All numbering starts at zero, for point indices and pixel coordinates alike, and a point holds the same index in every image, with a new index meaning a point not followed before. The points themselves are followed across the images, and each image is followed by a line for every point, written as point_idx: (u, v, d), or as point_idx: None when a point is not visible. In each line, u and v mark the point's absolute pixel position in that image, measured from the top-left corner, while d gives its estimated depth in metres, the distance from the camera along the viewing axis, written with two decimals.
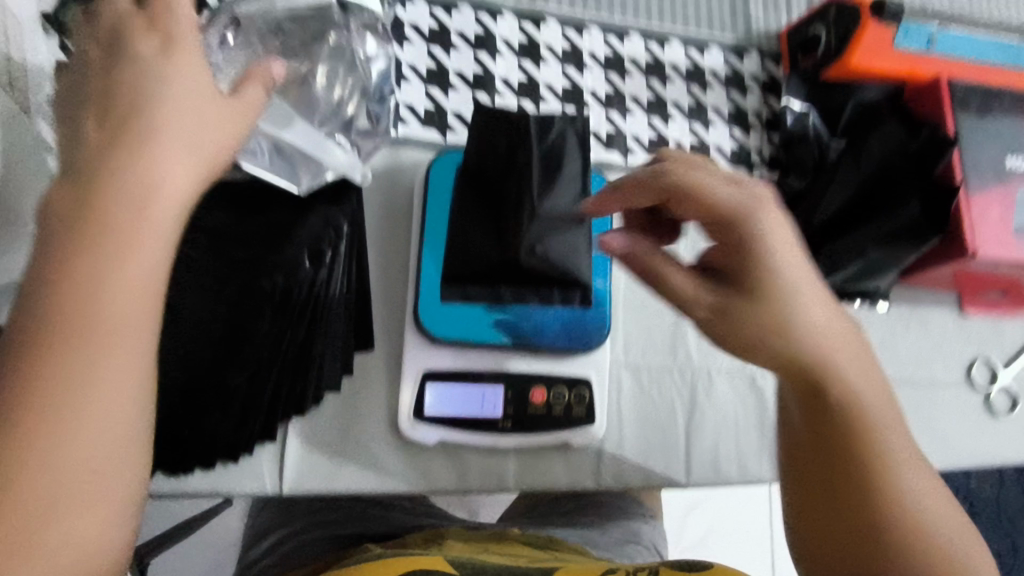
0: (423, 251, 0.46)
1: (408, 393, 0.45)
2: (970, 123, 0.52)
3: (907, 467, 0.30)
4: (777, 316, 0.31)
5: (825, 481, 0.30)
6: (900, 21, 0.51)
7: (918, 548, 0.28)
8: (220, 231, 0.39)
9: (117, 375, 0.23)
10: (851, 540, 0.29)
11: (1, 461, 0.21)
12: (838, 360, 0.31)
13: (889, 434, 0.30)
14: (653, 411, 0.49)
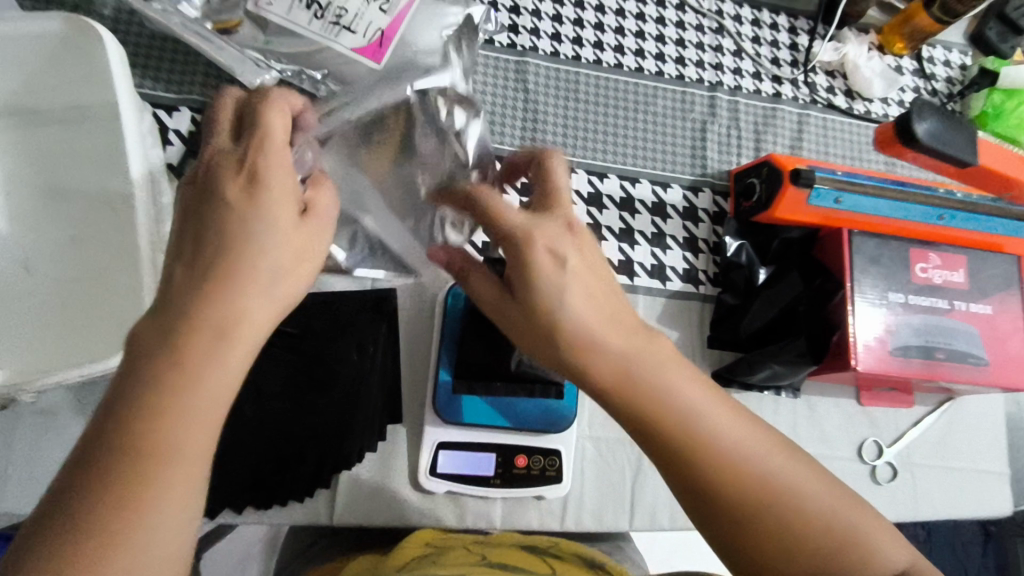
0: (441, 352, 0.63)
1: (427, 453, 0.61)
2: (865, 264, 0.67)
3: (760, 457, 0.38)
4: (606, 356, 0.39)
5: (720, 504, 0.37)
6: (814, 188, 0.65)
7: (810, 527, 0.37)
8: (295, 334, 0.61)
9: (188, 434, 0.32)
10: (745, 540, 0.37)
11: (125, 514, 0.30)
12: (668, 390, 0.38)
13: (734, 436, 0.38)
14: (609, 472, 0.65)
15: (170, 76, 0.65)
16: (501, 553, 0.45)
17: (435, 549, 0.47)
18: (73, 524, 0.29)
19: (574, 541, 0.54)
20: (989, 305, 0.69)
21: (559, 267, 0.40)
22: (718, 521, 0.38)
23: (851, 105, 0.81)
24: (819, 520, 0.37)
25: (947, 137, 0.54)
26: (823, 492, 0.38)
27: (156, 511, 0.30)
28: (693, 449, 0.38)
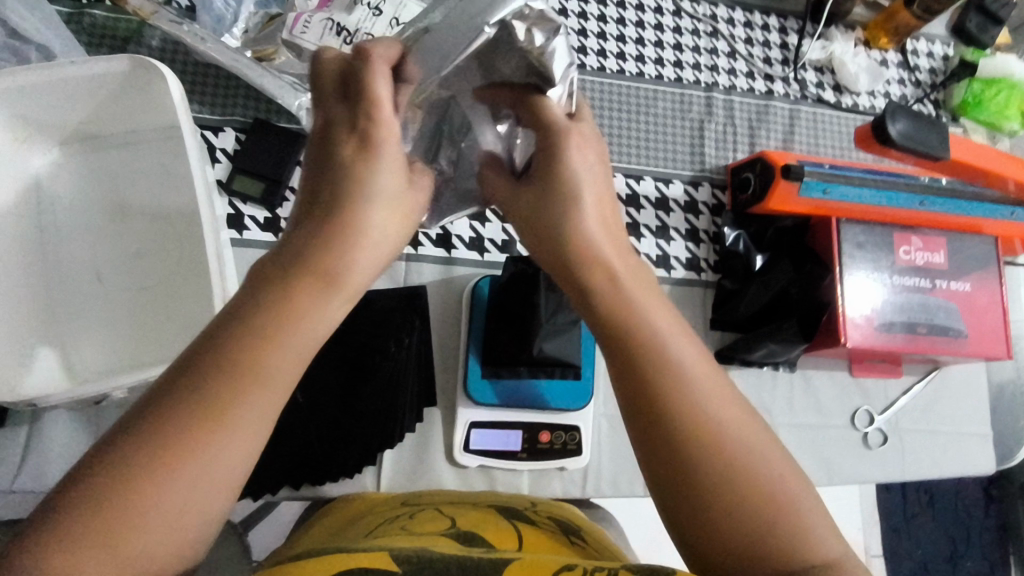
0: (470, 340, 0.70)
1: (460, 432, 0.68)
2: (852, 249, 0.74)
3: (713, 405, 0.39)
4: (598, 265, 0.43)
5: (665, 426, 0.39)
6: (804, 180, 0.72)
7: (747, 478, 0.37)
8: (338, 329, 0.67)
9: (265, 393, 0.34)
10: (687, 469, 0.38)
11: (188, 451, 0.31)
12: (650, 312, 0.41)
13: (694, 378, 0.40)
14: (624, 444, 0.72)
15: (213, 100, 0.72)
16: (468, 514, 0.51)
17: (413, 510, 0.54)
18: (164, 430, 0.32)
19: (544, 503, 0.60)
20: (968, 282, 0.76)
21: (577, 177, 0.44)
22: (661, 433, 0.39)
23: (839, 98, 0.87)
24: (756, 475, 0.38)
25: (922, 135, 0.61)
26: (770, 458, 0.39)
27: (228, 430, 0.32)
28: (656, 358, 0.40)
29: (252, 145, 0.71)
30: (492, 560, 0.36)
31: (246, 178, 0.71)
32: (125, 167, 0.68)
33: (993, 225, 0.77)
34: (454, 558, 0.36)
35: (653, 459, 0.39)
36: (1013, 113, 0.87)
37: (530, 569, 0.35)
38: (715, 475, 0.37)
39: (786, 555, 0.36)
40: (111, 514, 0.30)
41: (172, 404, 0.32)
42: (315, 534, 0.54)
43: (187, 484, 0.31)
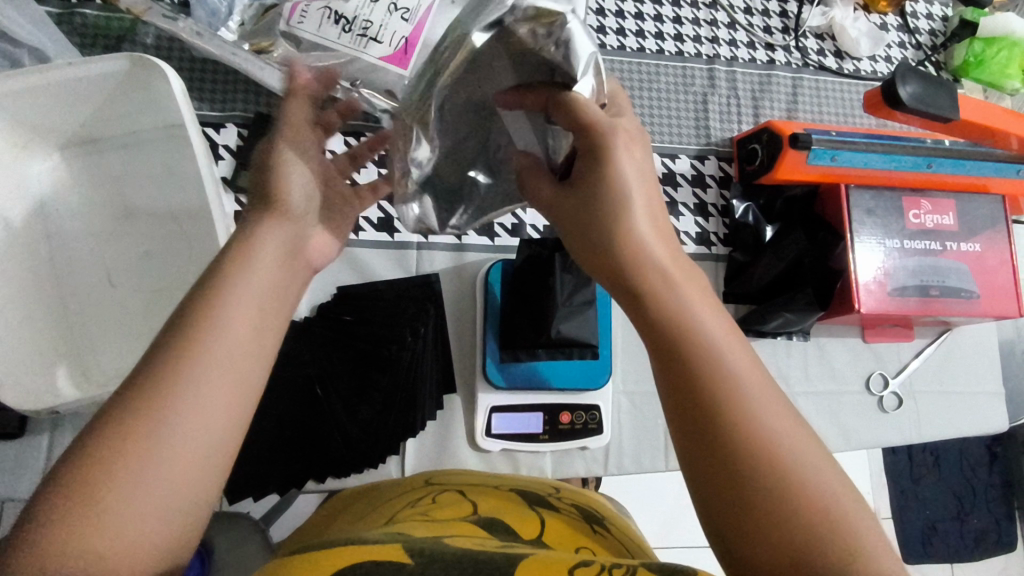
0: (485, 325, 0.70)
1: (481, 417, 0.69)
2: (863, 216, 0.73)
3: (761, 418, 0.37)
4: (645, 270, 0.42)
5: (706, 436, 0.37)
6: (812, 148, 0.71)
7: (807, 497, 0.34)
8: (347, 326, 0.66)
9: (208, 388, 0.35)
10: (733, 485, 0.35)
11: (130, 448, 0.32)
12: (691, 319, 0.40)
13: (740, 388, 0.38)
14: (643, 421, 0.72)
15: (212, 96, 0.71)
16: (491, 500, 0.51)
17: (435, 492, 0.54)
18: (138, 408, 0.33)
19: (568, 489, 0.61)
20: (978, 242, 0.76)
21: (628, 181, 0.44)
22: (698, 433, 0.37)
23: (840, 64, 0.86)
24: (815, 496, 0.34)
25: (931, 97, 0.60)
26: (833, 482, 0.35)
27: (188, 398, 0.34)
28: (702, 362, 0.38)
29: (255, 141, 0.70)
30: (505, 555, 0.35)
31: (251, 174, 0.70)
32: (129, 168, 0.68)
33: (999, 183, 0.77)
34: (465, 553, 0.34)
35: (699, 471, 0.37)
36: (1013, 72, 0.86)
37: (543, 565, 0.34)
38: (768, 488, 0.35)
39: None
40: (93, 491, 0.31)
41: (134, 393, 0.34)
42: (338, 520, 0.54)
43: (158, 468, 0.32)
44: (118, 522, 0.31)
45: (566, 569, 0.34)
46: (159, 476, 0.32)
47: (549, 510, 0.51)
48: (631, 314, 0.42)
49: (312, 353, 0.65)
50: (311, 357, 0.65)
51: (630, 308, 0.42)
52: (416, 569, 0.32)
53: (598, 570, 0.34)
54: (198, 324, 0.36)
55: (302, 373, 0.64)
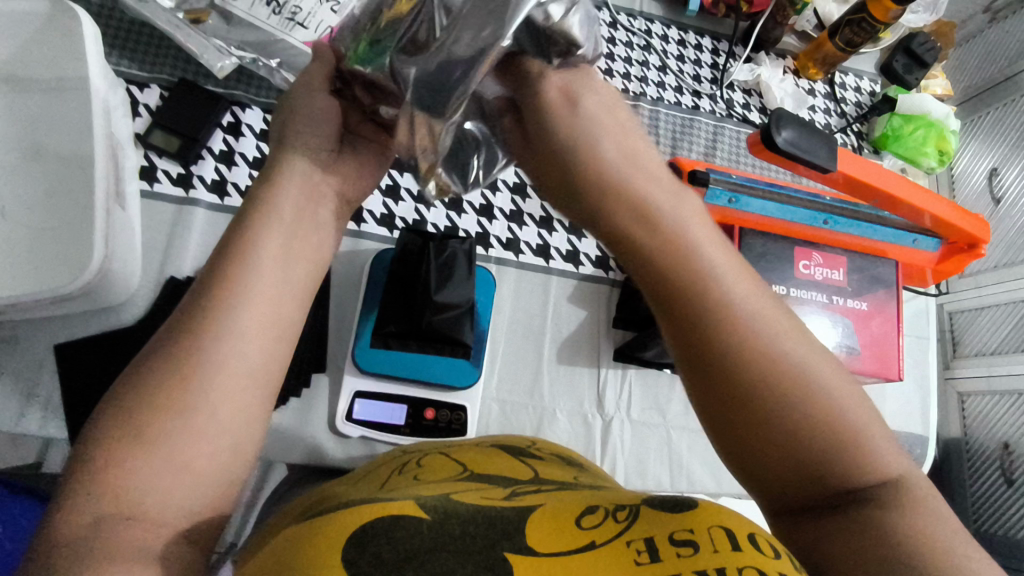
0: (363, 309, 0.70)
1: (344, 401, 0.69)
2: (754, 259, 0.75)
3: (761, 333, 0.39)
4: (642, 212, 0.45)
5: (710, 365, 0.39)
6: (708, 187, 0.74)
7: (814, 404, 0.37)
8: None
9: (243, 326, 0.40)
10: (741, 405, 0.38)
11: (172, 399, 0.37)
12: (684, 251, 0.43)
13: (741, 310, 0.40)
14: (510, 430, 0.72)
15: (143, 58, 0.74)
16: (478, 456, 0.51)
17: (416, 458, 0.54)
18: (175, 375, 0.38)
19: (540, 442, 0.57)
20: (865, 302, 0.77)
21: (593, 133, 0.46)
22: (705, 364, 0.39)
23: (764, 120, 0.90)
24: (821, 401, 0.37)
25: (807, 143, 0.63)
26: (832, 380, 0.38)
27: (227, 346, 0.39)
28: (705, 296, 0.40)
29: (173, 102, 0.72)
30: (515, 509, 0.33)
31: (162, 134, 0.72)
32: (44, 112, 0.68)
33: (894, 250, 0.79)
34: (480, 510, 0.33)
35: (715, 397, 0.39)
36: (929, 150, 0.89)
37: (553, 518, 0.32)
38: (778, 397, 0.37)
39: (849, 475, 0.35)
40: (113, 474, 0.34)
41: (149, 381, 0.37)
42: (338, 483, 0.53)
43: (184, 434, 0.36)
44: (156, 498, 0.35)
45: (573, 518, 0.32)
46: (193, 444, 0.36)
47: (535, 458, 0.50)
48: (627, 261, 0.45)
49: None
50: None
51: (626, 256, 0.45)
52: (436, 523, 0.31)
53: (605, 518, 0.32)
54: (202, 312, 0.40)
55: None
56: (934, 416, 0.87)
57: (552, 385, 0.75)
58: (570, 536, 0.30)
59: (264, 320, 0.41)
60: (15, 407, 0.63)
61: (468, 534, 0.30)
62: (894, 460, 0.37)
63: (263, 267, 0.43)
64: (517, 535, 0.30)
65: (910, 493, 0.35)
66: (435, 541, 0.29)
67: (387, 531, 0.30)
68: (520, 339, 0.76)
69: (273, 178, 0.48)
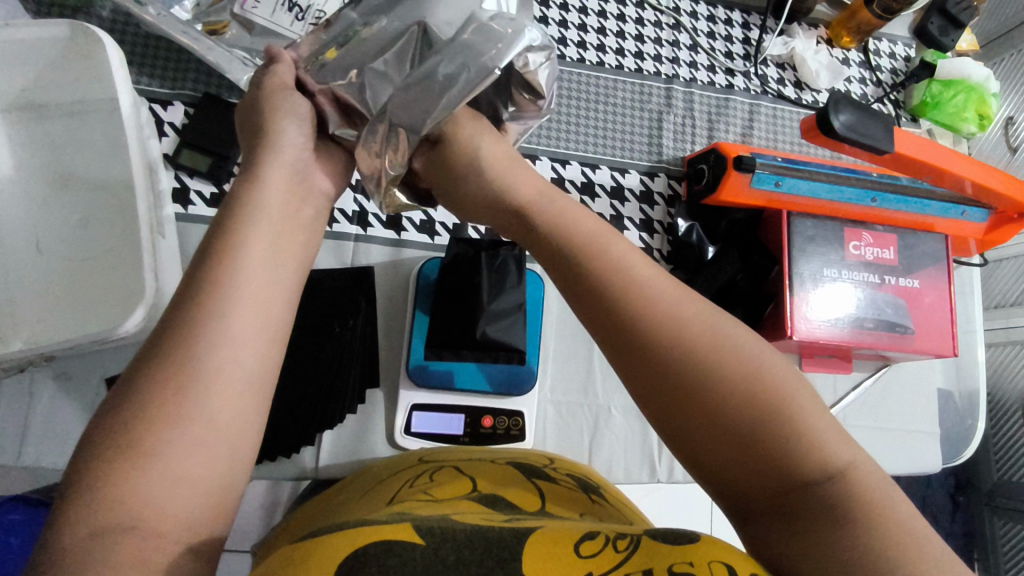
0: (413, 321, 0.69)
1: (401, 414, 0.68)
2: (803, 244, 0.74)
3: (667, 313, 0.38)
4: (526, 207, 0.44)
5: (631, 359, 0.38)
6: (755, 172, 0.72)
7: (738, 387, 0.35)
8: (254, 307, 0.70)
9: (246, 335, 0.36)
10: (671, 399, 0.36)
11: (173, 407, 0.33)
12: (575, 240, 0.41)
13: (641, 293, 0.38)
14: (568, 432, 0.72)
15: (163, 73, 0.71)
16: (486, 474, 0.52)
17: (431, 469, 0.54)
18: (171, 376, 0.33)
19: (559, 459, 0.61)
20: (917, 279, 0.76)
21: (493, 156, 0.45)
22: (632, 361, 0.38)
23: (799, 95, 0.87)
24: (745, 389, 0.35)
25: (865, 127, 0.61)
26: (755, 358, 0.37)
27: (230, 349, 0.35)
28: (643, 314, 0.38)
29: (200, 119, 0.70)
30: (513, 530, 0.36)
31: (191, 152, 0.70)
32: (70, 138, 0.64)
33: (943, 223, 0.78)
34: (478, 530, 0.35)
35: (659, 415, 0.37)
36: (969, 115, 0.88)
37: (550, 541, 0.35)
38: (700, 384, 0.36)
39: (793, 461, 0.34)
40: (116, 484, 0.31)
41: (145, 391, 0.33)
42: (346, 496, 0.54)
43: (177, 447, 0.32)
44: (151, 511, 0.31)
45: (572, 543, 0.35)
46: (191, 455, 0.32)
47: (547, 481, 0.52)
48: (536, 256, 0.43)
49: None
50: None
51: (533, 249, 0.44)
52: (430, 548, 0.32)
53: (606, 544, 0.36)
54: (196, 318, 0.35)
55: None
56: (985, 384, 0.87)
57: (606, 382, 0.75)
58: (569, 564, 0.34)
59: (267, 340, 0.37)
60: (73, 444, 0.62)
61: (461, 559, 0.32)
62: (844, 452, 0.35)
63: (257, 272, 0.38)
64: (515, 561, 0.33)
65: (872, 503, 0.33)
66: (428, 570, 0.31)
67: (378, 557, 0.31)
68: (569, 338, 0.75)
69: (255, 173, 0.43)
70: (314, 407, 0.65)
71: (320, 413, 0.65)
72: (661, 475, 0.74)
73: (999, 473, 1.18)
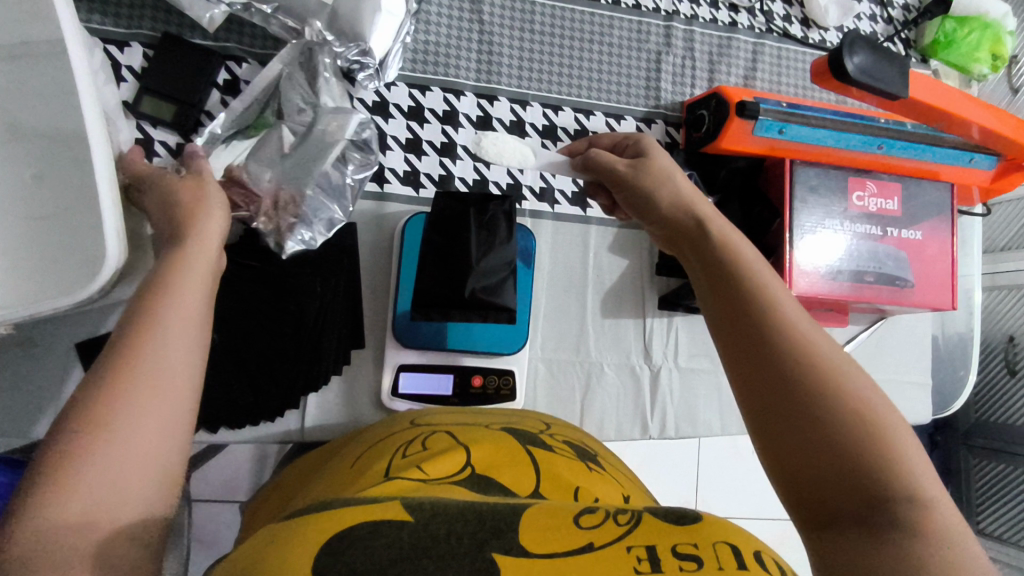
0: (399, 279, 0.67)
1: (388, 375, 0.66)
2: (805, 197, 0.71)
3: (796, 310, 0.40)
4: (682, 205, 0.49)
5: (748, 333, 0.40)
6: (759, 119, 0.67)
7: (851, 393, 0.36)
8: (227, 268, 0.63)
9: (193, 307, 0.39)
10: (780, 378, 0.37)
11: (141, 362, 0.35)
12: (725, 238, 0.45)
13: (776, 288, 0.41)
14: (560, 389, 0.71)
15: (118, 11, 0.65)
16: (480, 440, 0.50)
17: (424, 434, 0.52)
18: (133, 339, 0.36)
19: (559, 425, 0.59)
20: (919, 230, 0.74)
21: (665, 167, 0.52)
22: (753, 333, 0.39)
23: (807, 34, 0.82)
24: (853, 394, 0.36)
25: (878, 70, 0.57)
26: (871, 382, 0.37)
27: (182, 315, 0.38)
28: (776, 306, 0.40)
29: (161, 62, 0.64)
30: (510, 506, 0.35)
31: (154, 100, 0.64)
32: (15, 85, 0.58)
33: (950, 171, 0.75)
34: (470, 506, 0.34)
35: (760, 392, 0.38)
36: (981, 55, 0.83)
37: (549, 514, 0.35)
38: (816, 374, 0.36)
39: (884, 471, 0.33)
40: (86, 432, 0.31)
41: (91, 395, 0.33)
42: (335, 461, 0.53)
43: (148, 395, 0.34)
44: (119, 451, 0.32)
45: (572, 517, 0.35)
46: (161, 400, 0.34)
47: (544, 449, 0.50)
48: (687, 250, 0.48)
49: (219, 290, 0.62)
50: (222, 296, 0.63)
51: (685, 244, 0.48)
52: (420, 525, 0.32)
53: (606, 519, 0.35)
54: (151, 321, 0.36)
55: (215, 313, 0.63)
56: (979, 330, 0.87)
57: (598, 338, 0.73)
58: (569, 535, 0.33)
59: (193, 345, 0.38)
60: (44, 413, 0.60)
61: (453, 532, 0.32)
62: (931, 485, 0.33)
63: (202, 275, 0.41)
64: (511, 532, 0.33)
65: (943, 533, 0.32)
66: (418, 547, 0.30)
67: (365, 539, 0.30)
68: (561, 293, 0.73)
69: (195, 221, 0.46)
70: (297, 368, 0.62)
71: (301, 373, 0.62)
72: (653, 431, 0.73)
73: (978, 415, 1.18)
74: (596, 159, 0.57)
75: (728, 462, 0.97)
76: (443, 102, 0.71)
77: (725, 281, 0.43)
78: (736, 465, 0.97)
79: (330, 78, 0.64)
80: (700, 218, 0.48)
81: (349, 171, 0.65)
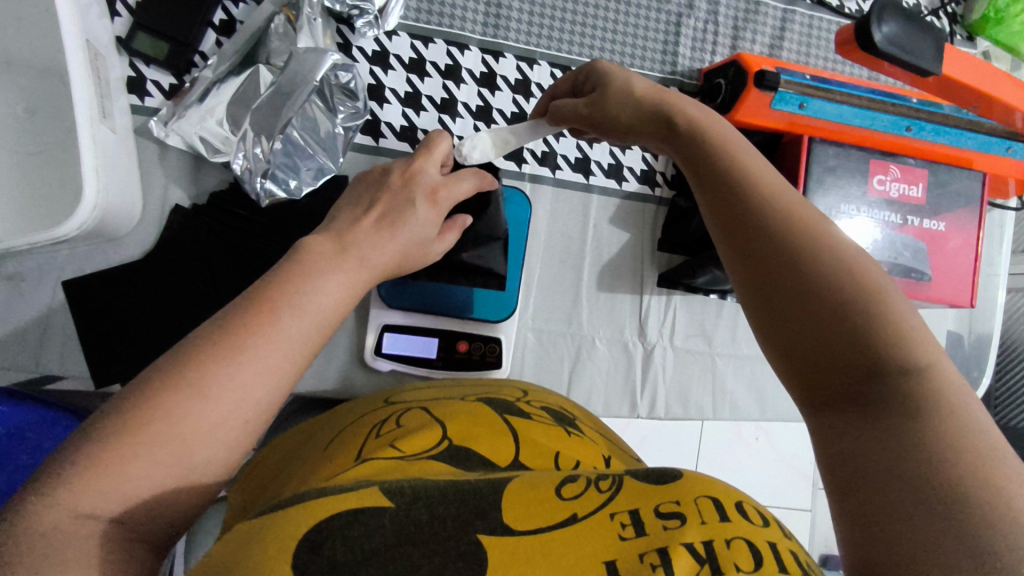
0: None
1: (372, 335, 0.65)
2: (822, 177, 0.67)
3: (778, 197, 0.39)
4: (664, 108, 0.47)
5: (737, 234, 0.39)
6: (777, 91, 0.63)
7: (838, 269, 0.35)
8: (216, 223, 0.63)
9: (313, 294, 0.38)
10: (771, 273, 0.37)
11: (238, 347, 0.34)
12: (706, 137, 0.44)
13: (757, 181, 0.40)
14: (548, 361, 0.69)
15: None
16: (456, 414, 0.47)
17: (398, 412, 0.48)
18: (228, 331, 0.34)
19: (536, 391, 0.56)
20: (943, 222, 0.70)
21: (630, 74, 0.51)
22: (741, 235, 0.39)
23: (843, 2, 0.77)
24: (839, 269, 0.35)
25: (910, 41, 0.52)
26: (859, 253, 0.36)
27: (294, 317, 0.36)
28: (759, 201, 0.39)
29: None
30: (489, 479, 0.33)
31: (149, 37, 0.62)
32: None
33: (983, 159, 0.70)
34: (450, 483, 0.32)
35: (756, 292, 0.37)
36: None
37: (532, 487, 0.33)
38: (805, 260, 0.36)
39: (877, 339, 0.32)
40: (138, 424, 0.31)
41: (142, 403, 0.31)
42: (315, 437, 0.50)
43: (216, 395, 0.32)
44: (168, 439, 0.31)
45: (553, 492, 0.33)
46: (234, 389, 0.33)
47: (521, 419, 0.47)
48: (676, 155, 0.46)
49: (207, 245, 0.62)
50: (208, 247, 0.62)
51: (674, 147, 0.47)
52: (400, 509, 0.29)
53: (588, 486, 0.33)
54: (256, 314, 0.35)
55: (200, 264, 0.62)
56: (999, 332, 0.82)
57: (591, 312, 0.71)
58: (552, 511, 0.31)
59: (282, 363, 0.35)
60: (26, 352, 0.59)
61: (436, 516, 0.29)
62: (922, 349, 0.32)
63: (345, 266, 0.40)
64: (494, 511, 0.31)
65: (943, 408, 0.30)
66: (399, 534, 0.28)
67: (343, 528, 0.27)
68: (556, 263, 0.71)
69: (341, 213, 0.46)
70: None
71: None
72: (642, 411, 0.71)
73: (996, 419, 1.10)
74: (557, 110, 0.55)
75: (722, 447, 0.95)
76: (446, 56, 0.68)
77: (710, 189, 0.42)
78: (728, 452, 0.94)
79: (315, 21, 0.62)
80: (681, 119, 0.46)
81: (338, 119, 0.63)
